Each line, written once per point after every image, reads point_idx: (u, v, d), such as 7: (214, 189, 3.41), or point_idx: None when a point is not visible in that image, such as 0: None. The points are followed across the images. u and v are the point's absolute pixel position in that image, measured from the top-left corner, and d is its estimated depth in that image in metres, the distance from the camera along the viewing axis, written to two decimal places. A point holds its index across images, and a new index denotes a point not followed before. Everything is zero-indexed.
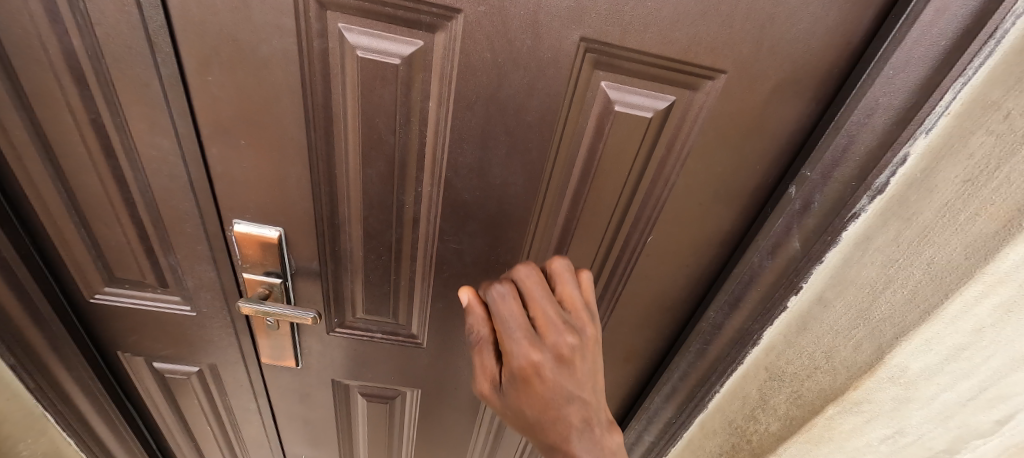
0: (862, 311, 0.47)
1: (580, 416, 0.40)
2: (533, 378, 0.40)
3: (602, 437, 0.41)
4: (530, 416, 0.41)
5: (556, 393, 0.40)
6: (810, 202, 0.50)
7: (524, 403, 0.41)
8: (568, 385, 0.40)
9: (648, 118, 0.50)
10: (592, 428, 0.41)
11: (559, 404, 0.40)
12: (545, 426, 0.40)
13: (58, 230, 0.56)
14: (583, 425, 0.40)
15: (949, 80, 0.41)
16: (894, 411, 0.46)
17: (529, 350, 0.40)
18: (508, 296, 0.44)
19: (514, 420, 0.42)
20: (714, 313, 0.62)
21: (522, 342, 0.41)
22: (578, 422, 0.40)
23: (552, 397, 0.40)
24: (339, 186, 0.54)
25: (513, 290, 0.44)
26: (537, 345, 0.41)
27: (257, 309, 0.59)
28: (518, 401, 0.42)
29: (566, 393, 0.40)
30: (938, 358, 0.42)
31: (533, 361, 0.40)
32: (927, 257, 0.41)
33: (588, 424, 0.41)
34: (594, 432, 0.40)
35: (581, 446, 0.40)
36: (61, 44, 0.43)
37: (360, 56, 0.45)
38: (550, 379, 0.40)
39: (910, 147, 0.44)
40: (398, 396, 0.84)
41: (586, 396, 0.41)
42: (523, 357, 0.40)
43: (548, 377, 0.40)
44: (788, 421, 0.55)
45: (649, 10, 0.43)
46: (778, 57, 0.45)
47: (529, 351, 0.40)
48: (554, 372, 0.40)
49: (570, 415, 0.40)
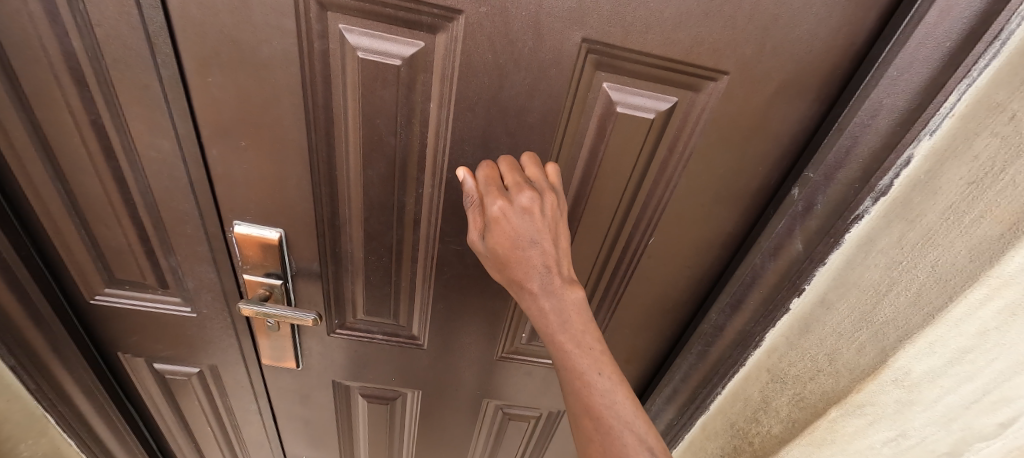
0: (865, 313, 0.47)
1: (542, 263, 0.43)
2: (499, 235, 0.43)
3: (563, 292, 0.44)
4: (502, 264, 0.45)
5: (519, 238, 0.43)
6: (813, 203, 0.50)
7: (495, 256, 0.45)
8: (528, 233, 0.43)
9: (651, 119, 0.49)
10: (553, 279, 0.44)
11: (521, 253, 0.43)
12: (513, 269, 0.44)
13: (58, 231, 0.56)
14: (545, 276, 0.43)
15: (953, 82, 0.40)
16: (896, 414, 0.45)
17: (494, 203, 0.43)
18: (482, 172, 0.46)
19: (492, 262, 0.46)
20: (715, 314, 0.62)
21: (491, 195, 0.44)
22: (539, 275, 0.43)
23: (516, 244, 0.43)
24: (340, 187, 0.54)
25: (488, 169, 0.47)
26: (502, 195, 0.44)
27: (258, 311, 0.59)
28: (489, 247, 0.45)
29: (528, 243, 0.43)
30: (942, 361, 0.41)
31: (497, 213, 0.43)
32: (931, 259, 0.41)
33: (548, 274, 0.43)
34: (554, 286, 0.43)
35: (543, 295, 0.43)
36: (61, 45, 0.43)
37: (361, 57, 0.44)
38: (513, 236, 0.43)
39: (913, 148, 0.44)
40: (399, 397, 0.84)
41: (547, 248, 0.43)
42: (492, 211, 0.43)
43: (511, 233, 0.43)
44: (790, 424, 0.54)
45: (651, 11, 0.42)
46: (781, 58, 0.45)
47: (494, 206, 0.43)
48: (517, 218, 0.43)
49: (532, 260, 0.43)
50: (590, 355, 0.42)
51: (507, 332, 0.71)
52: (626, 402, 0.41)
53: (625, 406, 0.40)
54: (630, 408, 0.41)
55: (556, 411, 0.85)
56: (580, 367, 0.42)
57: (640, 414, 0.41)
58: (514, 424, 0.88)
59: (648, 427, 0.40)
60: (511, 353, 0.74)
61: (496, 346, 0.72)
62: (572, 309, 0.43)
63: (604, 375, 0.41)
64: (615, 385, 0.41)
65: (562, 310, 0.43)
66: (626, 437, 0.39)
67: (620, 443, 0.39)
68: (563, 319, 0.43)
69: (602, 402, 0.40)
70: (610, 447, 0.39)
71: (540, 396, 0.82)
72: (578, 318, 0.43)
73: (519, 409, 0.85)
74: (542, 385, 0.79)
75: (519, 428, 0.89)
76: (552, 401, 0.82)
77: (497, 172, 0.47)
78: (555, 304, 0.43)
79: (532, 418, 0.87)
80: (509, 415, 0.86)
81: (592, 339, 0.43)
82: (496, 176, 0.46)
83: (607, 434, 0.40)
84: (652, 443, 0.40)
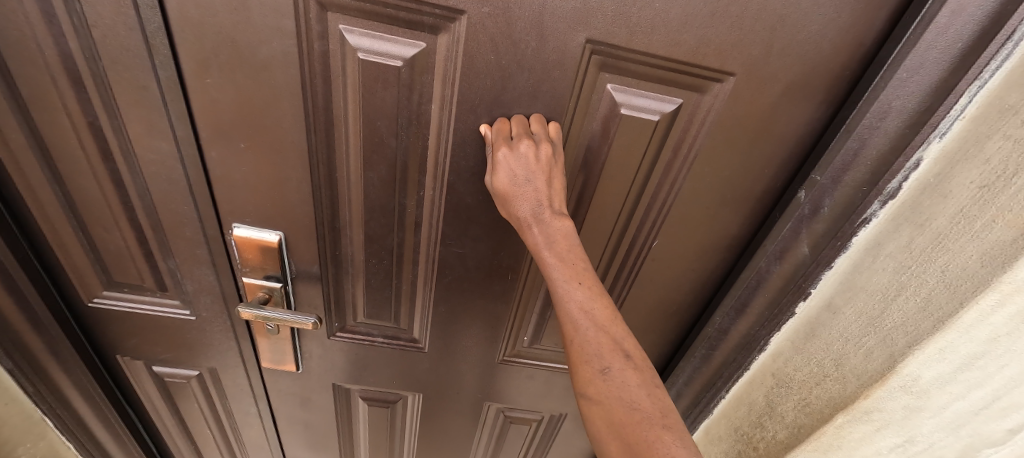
0: (873, 317, 0.46)
1: (534, 197, 0.44)
2: (499, 177, 0.45)
3: (552, 221, 0.44)
4: (502, 203, 0.46)
5: (515, 179, 0.44)
6: (820, 206, 0.50)
7: (497, 196, 0.46)
8: (523, 173, 0.44)
9: (655, 121, 0.49)
10: (544, 212, 0.44)
11: (516, 190, 0.44)
12: (509, 204, 0.45)
13: (56, 234, 0.55)
14: (535, 207, 0.44)
15: (965, 84, 0.40)
16: (904, 420, 0.44)
17: (496, 151, 0.44)
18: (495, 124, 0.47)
19: (496, 202, 0.47)
20: (720, 318, 0.61)
21: (495, 144, 0.45)
22: (530, 206, 0.44)
23: (512, 184, 0.44)
24: (340, 189, 0.53)
25: (502, 119, 0.47)
26: (503, 142, 0.44)
27: (257, 315, 0.57)
28: (493, 190, 0.46)
29: (522, 181, 0.44)
30: (952, 367, 0.40)
31: (498, 159, 0.44)
32: (941, 264, 0.40)
33: (540, 207, 0.44)
34: (545, 216, 0.44)
35: (534, 224, 0.44)
36: (57, 46, 0.42)
37: (362, 58, 0.44)
38: (509, 177, 0.44)
39: (923, 151, 0.43)
40: (400, 400, 0.83)
41: (540, 187, 0.44)
42: (494, 158, 0.45)
43: (508, 176, 0.44)
44: (796, 429, 0.54)
45: (656, 12, 0.42)
46: (788, 59, 0.44)
47: (496, 155, 0.44)
48: (515, 162, 0.44)
49: (525, 195, 0.44)
50: (571, 270, 0.42)
51: (509, 335, 0.70)
52: (602, 310, 0.40)
53: (600, 312, 0.40)
54: (606, 314, 0.40)
55: (558, 414, 0.84)
56: (559, 279, 0.42)
57: (617, 323, 0.40)
58: (515, 427, 0.87)
59: (624, 333, 0.39)
60: (512, 356, 0.73)
61: (497, 349, 0.72)
62: (559, 235, 0.44)
63: (583, 286, 0.41)
64: (593, 295, 0.41)
65: (549, 235, 0.44)
66: (599, 338, 0.39)
67: (593, 343, 0.38)
68: (550, 242, 0.43)
69: (578, 308, 0.40)
70: (584, 346, 0.39)
71: (542, 399, 0.81)
72: (564, 242, 0.43)
73: (520, 412, 0.84)
74: (544, 388, 0.79)
75: (521, 431, 0.88)
76: (554, 404, 0.82)
77: (506, 124, 0.47)
78: (544, 231, 0.44)
79: (533, 421, 0.86)
80: (511, 418, 0.85)
81: (577, 257, 0.43)
82: (505, 128, 0.46)
83: (582, 335, 0.39)
84: (626, 346, 0.38)
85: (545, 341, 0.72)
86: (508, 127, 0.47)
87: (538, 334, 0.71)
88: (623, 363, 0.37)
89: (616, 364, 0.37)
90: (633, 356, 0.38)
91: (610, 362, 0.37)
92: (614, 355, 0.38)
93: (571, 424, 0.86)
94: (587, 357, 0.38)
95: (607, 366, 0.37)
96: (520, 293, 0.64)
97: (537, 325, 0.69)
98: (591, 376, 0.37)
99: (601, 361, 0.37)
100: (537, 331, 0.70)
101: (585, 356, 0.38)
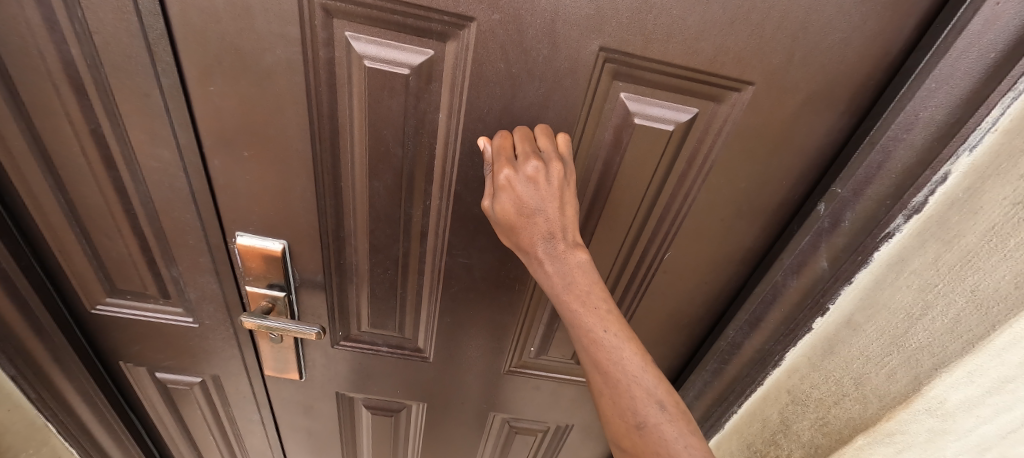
0: (896, 337, 0.44)
1: (546, 229, 0.41)
2: (504, 203, 0.41)
3: (566, 255, 0.42)
4: (510, 231, 0.43)
5: (524, 207, 0.41)
6: (840, 220, 0.48)
7: (502, 223, 0.43)
8: (534, 202, 0.40)
9: (670, 131, 0.47)
10: (557, 246, 0.42)
11: (525, 220, 0.41)
12: (518, 235, 0.42)
13: (59, 241, 0.55)
14: (548, 241, 0.41)
15: (998, 95, 0.38)
16: (927, 443, 0.43)
17: (500, 173, 0.41)
18: (496, 142, 0.44)
19: (501, 229, 0.44)
20: (732, 332, 0.59)
21: (498, 165, 0.42)
22: (543, 241, 0.41)
23: (520, 212, 0.41)
24: (345, 198, 0.52)
25: (503, 136, 0.44)
26: (509, 164, 0.41)
27: (261, 325, 0.56)
28: (496, 215, 0.43)
29: (532, 210, 0.41)
30: (980, 390, 0.39)
31: (502, 182, 0.41)
32: (971, 283, 0.39)
33: (552, 240, 0.42)
34: (558, 251, 0.42)
35: (547, 261, 0.42)
36: (59, 53, 0.41)
37: (367, 66, 0.43)
38: (517, 205, 0.41)
39: (952, 164, 0.41)
40: (404, 409, 0.82)
41: (552, 216, 0.41)
42: (498, 180, 0.41)
43: (515, 203, 0.41)
44: (813, 449, 0.53)
45: (673, 19, 0.40)
46: (809, 68, 0.43)
47: (499, 177, 0.41)
48: (523, 189, 0.41)
49: (537, 227, 0.41)
50: (595, 314, 0.41)
51: (515, 346, 0.69)
52: (633, 357, 0.40)
53: (632, 360, 0.40)
54: (637, 362, 0.40)
55: (564, 426, 0.82)
56: (585, 326, 0.41)
57: (648, 368, 0.41)
58: (520, 438, 0.86)
59: (656, 380, 0.40)
60: (518, 367, 0.72)
61: (504, 359, 0.70)
62: (576, 272, 0.42)
63: (611, 333, 0.41)
64: (623, 343, 0.40)
65: (565, 273, 0.42)
66: (633, 391, 0.40)
67: (628, 397, 0.40)
68: (568, 281, 0.42)
69: (608, 358, 0.40)
70: (619, 401, 0.40)
71: (548, 410, 0.79)
72: (583, 280, 0.42)
73: (525, 422, 0.82)
74: (550, 399, 0.77)
75: (526, 442, 0.87)
76: (560, 415, 0.80)
77: (508, 139, 0.44)
78: (559, 268, 0.42)
79: (538, 432, 0.85)
80: (516, 429, 0.84)
81: (598, 299, 0.41)
82: (508, 144, 0.44)
83: (617, 389, 0.40)
84: (660, 395, 0.40)
85: (552, 351, 0.70)
86: (510, 143, 0.44)
87: (546, 345, 0.69)
88: (659, 416, 0.39)
89: (650, 418, 0.39)
90: (668, 404, 0.40)
91: (646, 415, 0.39)
92: (649, 408, 0.39)
93: (577, 435, 0.84)
94: (622, 411, 0.40)
95: (643, 420, 0.39)
96: (527, 304, 0.63)
97: (544, 336, 0.68)
98: (629, 430, 0.40)
99: (637, 416, 0.40)
100: (545, 342, 0.69)
101: (622, 410, 0.40)
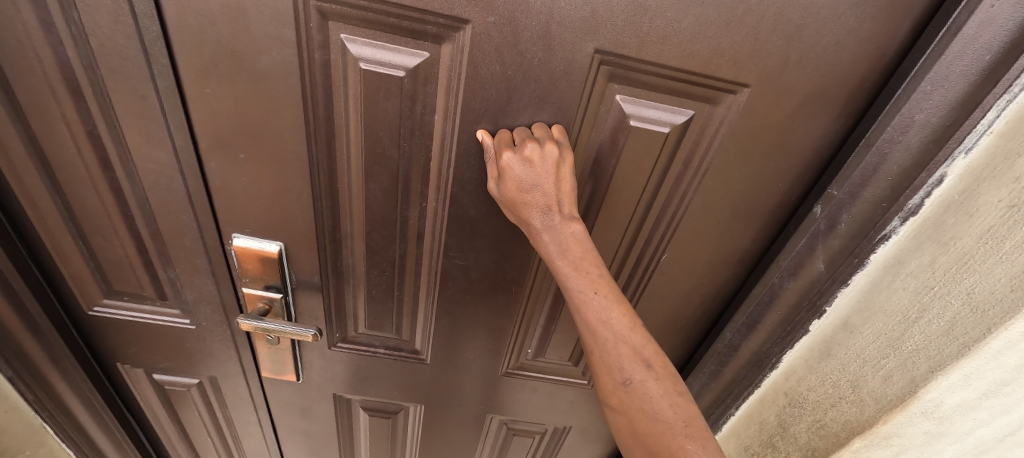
0: (893, 340, 0.44)
1: (543, 203, 0.42)
2: (506, 184, 0.43)
3: (562, 226, 0.43)
4: (511, 211, 0.44)
5: (522, 185, 0.42)
6: (836, 222, 0.48)
7: (505, 204, 0.44)
8: (530, 179, 0.42)
9: (666, 133, 0.47)
10: (553, 217, 0.43)
11: (525, 197, 0.42)
12: (517, 211, 0.43)
13: (57, 243, 0.55)
14: (545, 213, 0.43)
15: (994, 97, 0.38)
16: (925, 446, 0.43)
17: (501, 156, 0.42)
18: (495, 136, 0.46)
19: (503, 211, 0.45)
20: (729, 334, 0.59)
21: (499, 150, 0.43)
22: (540, 213, 0.43)
23: (519, 190, 0.42)
24: (342, 200, 0.52)
25: (504, 132, 0.46)
26: (508, 147, 0.42)
27: (257, 326, 0.56)
28: (500, 196, 0.44)
29: (530, 187, 0.42)
30: (976, 394, 0.39)
31: (503, 164, 0.42)
32: (967, 286, 0.39)
33: (549, 212, 0.43)
34: (555, 222, 0.43)
35: (544, 231, 0.43)
36: (55, 55, 0.41)
37: (363, 68, 0.43)
38: (516, 184, 0.42)
39: (947, 167, 0.41)
40: (401, 411, 0.82)
41: (549, 190, 0.42)
42: (500, 163, 0.42)
43: (515, 181, 0.42)
44: (810, 452, 0.53)
45: (669, 21, 0.40)
46: (804, 70, 0.43)
47: (501, 160, 0.42)
48: (520, 169, 0.42)
49: (534, 202, 0.42)
50: (586, 278, 0.41)
51: (512, 348, 0.68)
52: (621, 318, 0.40)
53: (619, 320, 0.40)
54: (624, 322, 0.40)
55: (562, 428, 0.82)
56: (576, 288, 0.41)
57: (637, 330, 0.40)
58: (518, 439, 0.86)
59: (644, 341, 0.40)
60: (516, 368, 0.72)
61: (501, 361, 0.70)
62: (572, 240, 0.42)
63: (600, 295, 0.41)
64: (611, 304, 0.40)
65: (562, 242, 0.42)
66: (620, 349, 0.39)
67: (614, 355, 0.39)
68: (563, 249, 0.42)
69: (597, 318, 0.40)
70: (605, 358, 0.40)
71: (546, 412, 0.79)
72: (578, 248, 0.42)
73: (523, 424, 0.82)
74: (548, 400, 0.77)
75: (524, 444, 0.87)
76: (558, 417, 0.80)
77: (509, 134, 0.45)
78: (555, 237, 0.42)
79: (537, 434, 0.84)
80: (514, 430, 0.84)
81: (591, 264, 0.42)
82: (508, 137, 0.45)
83: (603, 347, 0.40)
84: (647, 355, 0.39)
85: (550, 353, 0.70)
86: (510, 136, 0.45)
87: (543, 346, 0.69)
88: (644, 373, 0.39)
89: (636, 375, 0.39)
90: (654, 364, 0.39)
91: (631, 372, 0.39)
92: (635, 366, 0.39)
93: (575, 437, 0.84)
94: (608, 368, 0.39)
95: (629, 377, 0.39)
96: (524, 306, 0.63)
97: (541, 338, 0.68)
98: (615, 388, 0.39)
99: (622, 373, 0.39)
100: (542, 344, 0.69)
101: (609, 368, 0.39)
